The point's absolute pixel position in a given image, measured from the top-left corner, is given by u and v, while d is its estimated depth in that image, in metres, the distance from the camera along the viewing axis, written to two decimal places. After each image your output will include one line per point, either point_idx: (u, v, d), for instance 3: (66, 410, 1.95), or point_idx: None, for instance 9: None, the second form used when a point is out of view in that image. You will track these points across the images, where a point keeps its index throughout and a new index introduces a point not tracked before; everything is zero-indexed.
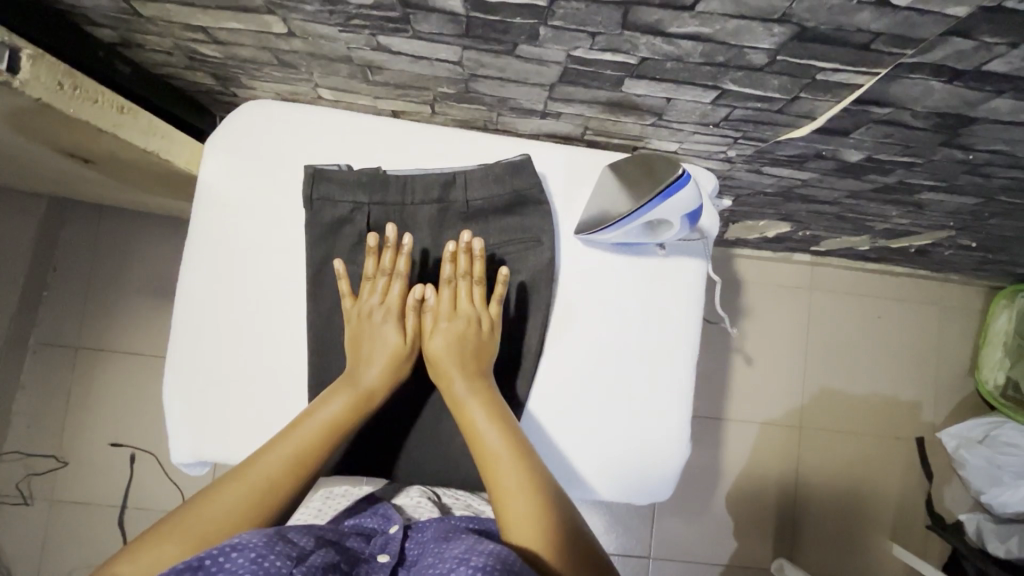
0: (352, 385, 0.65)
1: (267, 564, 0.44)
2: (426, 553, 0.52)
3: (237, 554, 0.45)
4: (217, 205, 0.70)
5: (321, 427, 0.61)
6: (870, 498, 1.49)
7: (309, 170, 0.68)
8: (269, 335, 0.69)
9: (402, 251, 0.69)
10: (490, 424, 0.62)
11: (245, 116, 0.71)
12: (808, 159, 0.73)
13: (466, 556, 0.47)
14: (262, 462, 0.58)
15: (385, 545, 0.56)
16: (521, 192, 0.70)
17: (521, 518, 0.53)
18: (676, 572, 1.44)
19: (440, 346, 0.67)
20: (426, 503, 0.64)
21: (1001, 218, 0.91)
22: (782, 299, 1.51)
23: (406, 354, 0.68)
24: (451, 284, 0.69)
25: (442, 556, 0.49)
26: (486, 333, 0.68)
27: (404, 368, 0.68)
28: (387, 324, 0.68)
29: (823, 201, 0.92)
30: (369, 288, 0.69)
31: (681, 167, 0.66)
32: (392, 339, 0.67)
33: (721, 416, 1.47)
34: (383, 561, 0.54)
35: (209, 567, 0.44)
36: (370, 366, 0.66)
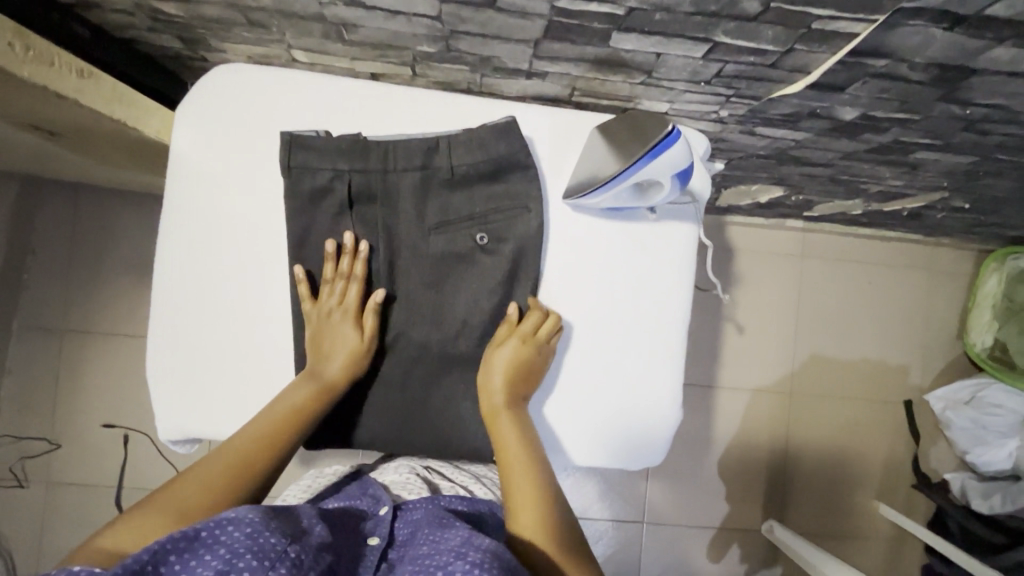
0: (315, 378, 0.65)
1: (263, 541, 0.45)
2: (416, 535, 0.56)
3: (232, 528, 0.45)
4: (193, 176, 0.67)
5: (291, 410, 0.63)
6: (859, 460, 1.52)
7: (285, 137, 0.65)
8: (254, 309, 0.68)
9: (361, 257, 0.67)
10: (518, 437, 0.65)
11: (216, 82, 0.68)
12: (803, 118, 0.71)
13: (463, 550, 0.48)
14: (239, 447, 0.60)
15: (375, 527, 0.59)
16: (508, 156, 0.68)
17: (533, 525, 0.58)
18: (670, 536, 1.47)
19: (501, 359, 0.67)
20: (414, 480, 0.69)
21: (997, 177, 0.89)
22: (774, 266, 1.50)
23: (365, 350, 0.67)
24: (537, 316, 0.68)
25: (433, 544, 0.51)
26: (546, 357, 0.68)
27: (361, 364, 0.67)
28: (346, 323, 0.67)
29: (817, 163, 0.90)
30: (326, 291, 0.67)
31: (670, 124, 0.64)
32: (351, 337, 0.66)
33: (713, 383, 1.48)
34: (373, 543, 0.56)
35: (204, 538, 0.44)
36: (330, 363, 0.65)
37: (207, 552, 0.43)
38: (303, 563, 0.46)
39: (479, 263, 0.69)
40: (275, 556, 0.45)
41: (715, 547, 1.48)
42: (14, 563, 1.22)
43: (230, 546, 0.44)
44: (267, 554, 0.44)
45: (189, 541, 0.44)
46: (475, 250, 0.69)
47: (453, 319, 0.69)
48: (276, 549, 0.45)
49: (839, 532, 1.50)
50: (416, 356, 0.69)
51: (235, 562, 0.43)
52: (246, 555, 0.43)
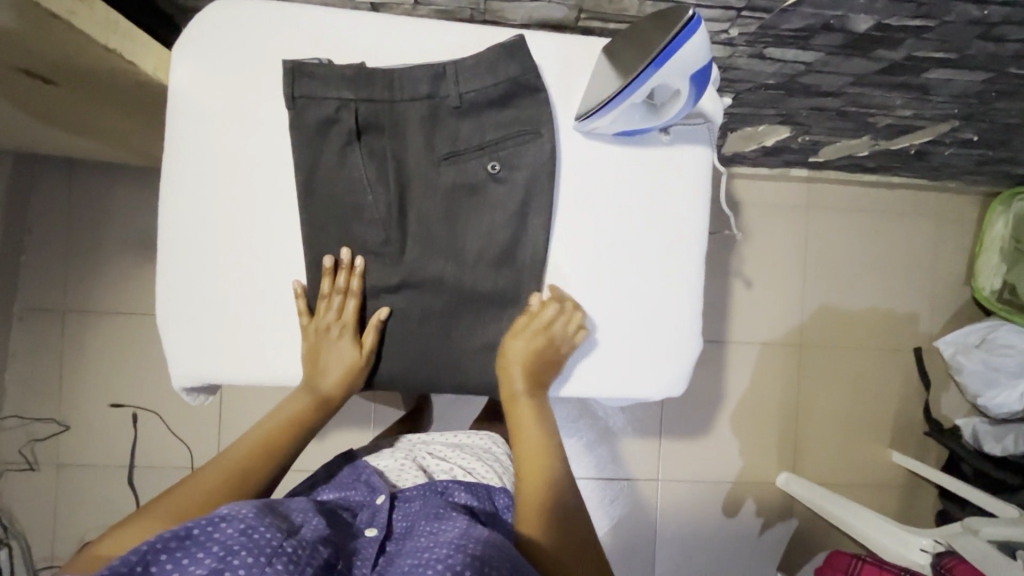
0: (311, 391, 0.69)
1: (257, 536, 0.46)
2: (416, 528, 0.59)
3: (226, 525, 0.47)
4: (195, 113, 0.65)
5: (284, 422, 0.68)
6: (870, 410, 1.52)
7: (287, 66, 0.64)
8: (265, 250, 0.66)
9: (357, 272, 0.67)
10: (535, 422, 0.70)
11: (212, 15, 0.65)
12: (815, 33, 0.70)
13: (462, 542, 0.52)
14: (235, 456, 0.64)
15: (373, 517, 0.63)
16: (517, 79, 0.66)
17: (531, 510, 0.62)
18: (685, 492, 1.47)
19: (516, 353, 0.69)
20: (407, 468, 0.77)
21: (1009, 99, 0.88)
22: (780, 219, 1.49)
23: (361, 364, 0.68)
24: (553, 308, 0.68)
25: (437, 538, 0.54)
26: (561, 353, 0.69)
27: (357, 379, 0.69)
28: (344, 339, 0.67)
29: (826, 92, 0.89)
30: (323, 306, 0.66)
31: (689, 12, 0.58)
32: (348, 353, 0.67)
33: (723, 339, 1.48)
34: (371, 534, 0.60)
35: (197, 535, 0.46)
36: (326, 377, 0.68)
37: (202, 551, 0.45)
38: (299, 558, 0.47)
39: (493, 193, 0.68)
40: (270, 551, 0.46)
41: (731, 502, 1.48)
42: (28, 547, 1.21)
43: (224, 543, 0.45)
44: (262, 549, 0.46)
45: (180, 540, 0.45)
46: (487, 179, 0.67)
47: (469, 251, 0.68)
48: (271, 544, 0.46)
49: (853, 483, 1.50)
50: (434, 293, 0.68)
51: (230, 559, 0.44)
52: (241, 552, 0.45)
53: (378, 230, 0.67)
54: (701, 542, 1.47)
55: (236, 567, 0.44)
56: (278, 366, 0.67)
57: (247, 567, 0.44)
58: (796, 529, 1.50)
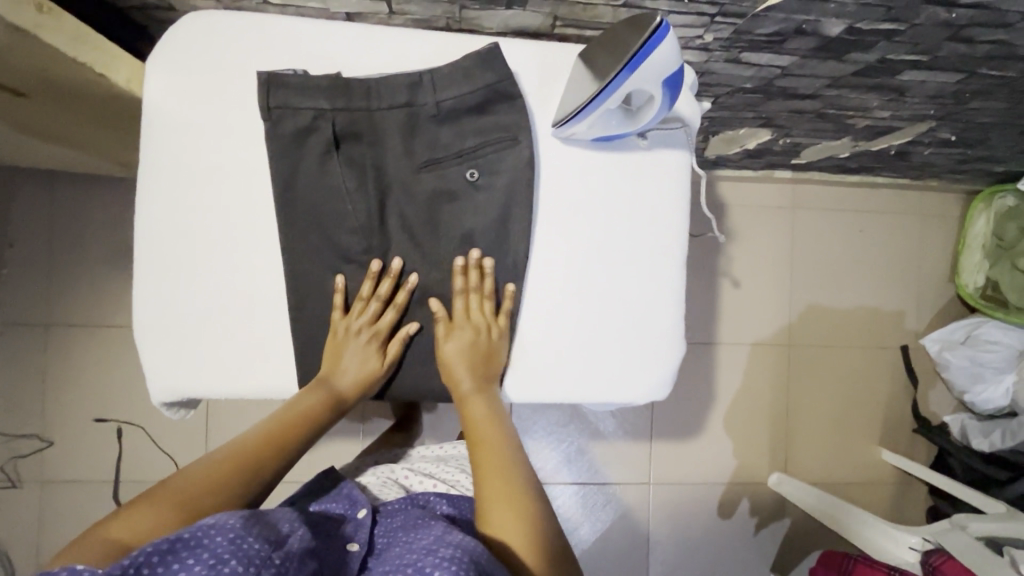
0: (327, 387, 0.67)
1: (247, 546, 0.45)
2: (394, 541, 0.59)
3: (215, 533, 0.44)
4: (171, 126, 0.65)
5: (296, 415, 0.65)
6: (860, 408, 1.53)
7: (262, 76, 0.63)
8: (242, 262, 0.66)
9: (406, 288, 0.68)
10: (490, 417, 0.68)
11: (187, 28, 0.65)
12: (788, 37, 0.70)
13: (434, 546, 0.52)
14: (241, 449, 0.61)
15: (356, 531, 0.63)
16: (494, 86, 0.66)
17: (507, 525, 0.57)
18: (678, 495, 1.47)
19: (451, 352, 0.68)
20: (390, 485, 0.77)
21: (983, 99, 0.90)
22: (766, 220, 1.50)
23: (381, 372, 0.70)
24: (463, 297, 0.68)
25: (412, 546, 0.54)
26: (493, 341, 0.69)
27: (374, 386, 0.70)
28: (371, 346, 0.68)
29: (804, 95, 0.89)
30: (359, 308, 0.68)
31: (656, 18, 0.58)
32: (373, 361, 0.68)
33: (712, 340, 1.49)
34: (354, 549, 0.59)
35: (187, 541, 0.43)
36: (345, 376, 0.68)
37: (194, 557, 0.42)
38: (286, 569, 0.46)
39: (472, 200, 0.68)
40: (259, 562, 0.45)
41: (723, 504, 1.48)
42: (11, 567, 1.19)
43: (214, 551, 0.43)
44: (253, 560, 0.44)
45: (168, 546, 0.42)
46: (467, 187, 0.67)
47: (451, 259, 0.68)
48: (261, 555, 0.45)
49: (845, 481, 1.51)
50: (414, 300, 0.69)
51: (223, 567, 0.42)
52: (232, 560, 0.43)
53: (358, 240, 0.67)
54: (695, 544, 1.47)
55: None
56: (259, 379, 0.67)
57: None
58: (789, 529, 1.50)
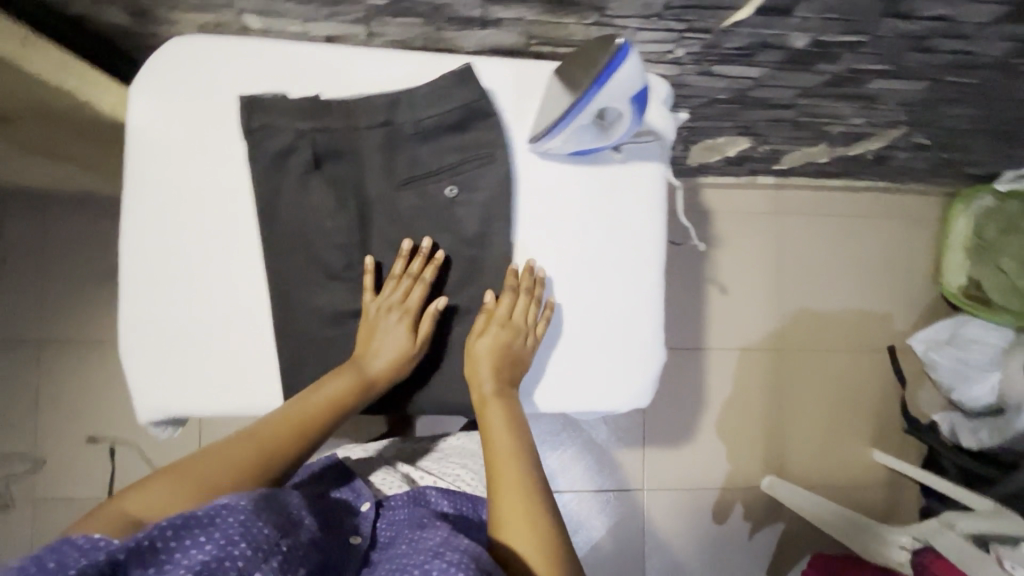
0: (357, 372, 0.66)
1: (256, 530, 0.47)
2: (399, 539, 0.61)
3: (228, 515, 0.47)
4: (154, 149, 0.66)
5: (324, 401, 0.63)
6: (849, 409, 1.54)
7: (244, 99, 0.64)
8: (227, 280, 0.67)
9: (434, 262, 0.68)
10: (507, 427, 0.65)
11: (170, 54, 0.67)
12: (756, 50, 0.72)
13: (440, 550, 0.53)
14: (266, 434, 0.60)
15: (359, 523, 0.67)
16: (470, 104, 0.67)
17: (518, 538, 0.58)
18: (672, 500, 1.48)
19: (483, 350, 0.68)
20: (393, 477, 0.76)
21: (951, 105, 0.92)
22: (751, 225, 1.53)
23: (411, 355, 0.68)
24: (513, 295, 0.68)
25: (418, 546, 0.55)
26: (523, 341, 0.68)
27: (405, 368, 0.67)
28: (402, 324, 0.67)
29: (777, 104, 0.92)
30: (392, 285, 0.68)
31: (619, 40, 0.62)
32: (403, 340, 0.67)
33: (701, 345, 1.51)
34: (356, 540, 0.64)
35: (201, 518, 0.46)
36: (376, 359, 0.66)
37: (205, 535, 0.45)
38: (291, 556, 0.49)
39: (452, 215, 0.69)
40: (266, 547, 0.47)
41: (720, 508, 1.49)
42: None
43: (225, 531, 0.45)
44: (260, 545, 0.46)
45: (184, 521, 0.45)
46: (447, 202, 0.69)
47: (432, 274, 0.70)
48: (268, 541, 0.47)
49: (837, 483, 1.52)
50: None
51: (231, 550, 0.45)
52: (240, 544, 0.45)
53: (340, 257, 0.67)
54: (691, 550, 1.47)
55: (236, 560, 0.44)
56: (245, 396, 0.67)
57: (245, 560, 0.45)
58: (784, 532, 1.50)
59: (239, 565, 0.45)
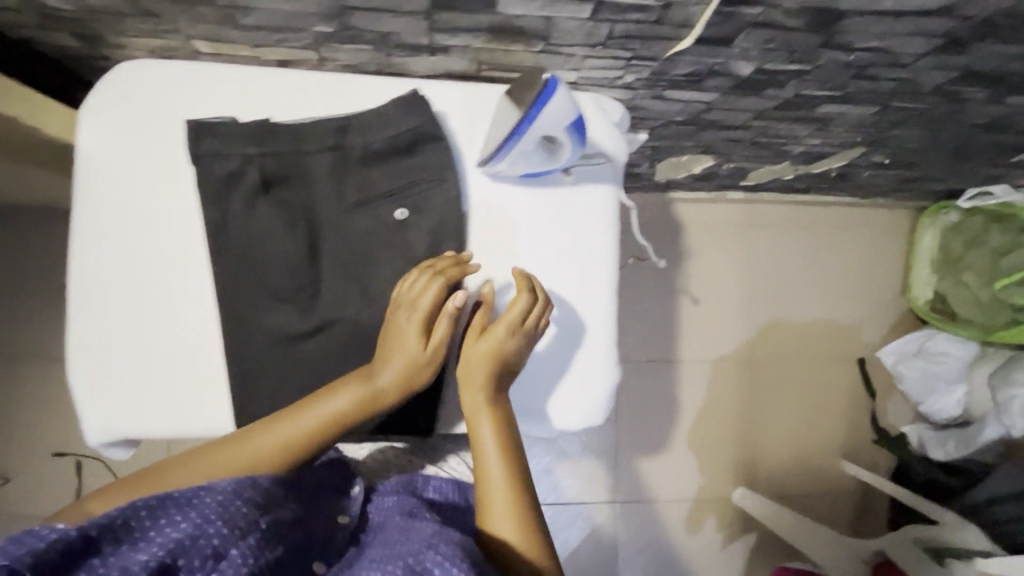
0: (363, 385, 0.64)
1: (232, 509, 0.53)
2: (391, 526, 0.62)
3: (206, 497, 0.53)
4: (102, 173, 0.67)
5: (323, 419, 0.63)
6: (821, 421, 1.56)
7: (191, 125, 0.64)
8: (175, 303, 0.67)
9: (461, 265, 0.67)
10: (505, 437, 0.66)
11: (120, 79, 0.68)
12: (704, 77, 0.74)
13: (434, 541, 0.55)
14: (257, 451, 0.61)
15: (348, 506, 0.67)
16: (418, 130, 0.68)
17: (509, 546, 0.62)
18: (644, 512, 1.48)
19: (483, 353, 0.67)
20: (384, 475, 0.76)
21: (903, 128, 0.94)
22: (723, 239, 1.54)
23: (423, 366, 0.65)
24: (523, 298, 0.68)
25: (411, 537, 0.57)
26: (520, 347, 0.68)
27: (415, 375, 0.65)
28: (416, 326, 0.64)
29: (734, 125, 0.93)
30: (410, 282, 0.66)
31: (548, 74, 0.64)
32: (413, 346, 0.64)
33: (673, 357, 1.52)
34: (343, 522, 0.65)
35: (179, 498, 0.52)
36: (384, 370, 0.64)
37: (181, 516, 0.50)
38: (270, 535, 0.54)
39: (402, 238, 0.69)
40: (245, 526, 0.52)
41: (692, 519, 1.49)
42: None
43: (202, 512, 0.51)
44: (235, 521, 0.52)
45: (159, 502, 0.51)
46: (396, 225, 0.69)
47: (380, 295, 0.68)
48: (246, 519, 0.53)
49: (809, 494, 1.53)
50: (349, 333, 0.68)
51: (207, 529, 0.50)
52: (217, 522, 0.51)
53: (288, 279, 0.67)
54: (663, 562, 1.48)
55: (212, 536, 0.49)
56: (194, 419, 0.67)
57: (222, 536, 0.50)
58: (757, 544, 1.51)
59: (216, 542, 0.50)
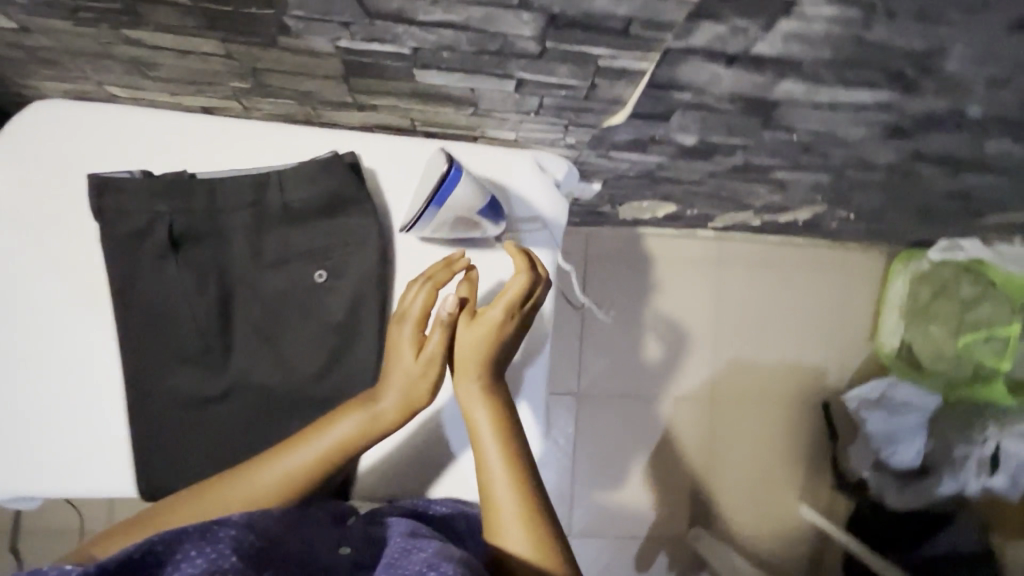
0: (366, 410, 0.62)
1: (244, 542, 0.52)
2: (391, 549, 0.57)
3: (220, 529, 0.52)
4: (4, 221, 0.64)
5: (330, 446, 0.61)
6: (781, 464, 1.54)
7: (94, 180, 0.62)
8: (77, 360, 0.65)
9: (454, 267, 0.65)
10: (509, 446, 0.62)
11: (27, 123, 0.65)
12: (647, 143, 0.71)
13: (436, 559, 0.52)
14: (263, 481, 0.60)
15: (347, 535, 0.60)
16: (340, 191, 0.65)
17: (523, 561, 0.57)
18: (597, 549, 1.47)
19: (469, 352, 0.63)
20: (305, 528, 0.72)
21: (863, 192, 0.91)
22: (693, 274, 1.52)
23: (418, 378, 0.63)
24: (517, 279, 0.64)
25: (410, 559, 0.53)
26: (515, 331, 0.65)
27: (413, 390, 0.63)
28: (411, 338, 0.63)
29: (689, 181, 0.90)
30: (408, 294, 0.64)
31: (447, 163, 0.62)
32: (407, 358, 0.63)
33: (635, 393, 1.50)
34: (343, 553, 0.59)
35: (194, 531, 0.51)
36: (386, 393, 0.62)
37: (197, 550, 0.49)
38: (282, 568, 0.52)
39: (321, 302, 0.66)
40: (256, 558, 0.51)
41: (642, 557, 1.48)
42: None
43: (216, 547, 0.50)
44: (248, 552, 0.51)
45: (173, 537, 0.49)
46: (315, 288, 0.66)
47: (294, 359, 0.66)
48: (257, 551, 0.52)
49: (764, 537, 1.52)
50: (259, 399, 0.65)
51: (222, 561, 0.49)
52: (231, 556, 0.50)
53: (196, 340, 0.64)
54: None
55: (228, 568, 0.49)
56: (92, 482, 0.65)
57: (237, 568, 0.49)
58: None
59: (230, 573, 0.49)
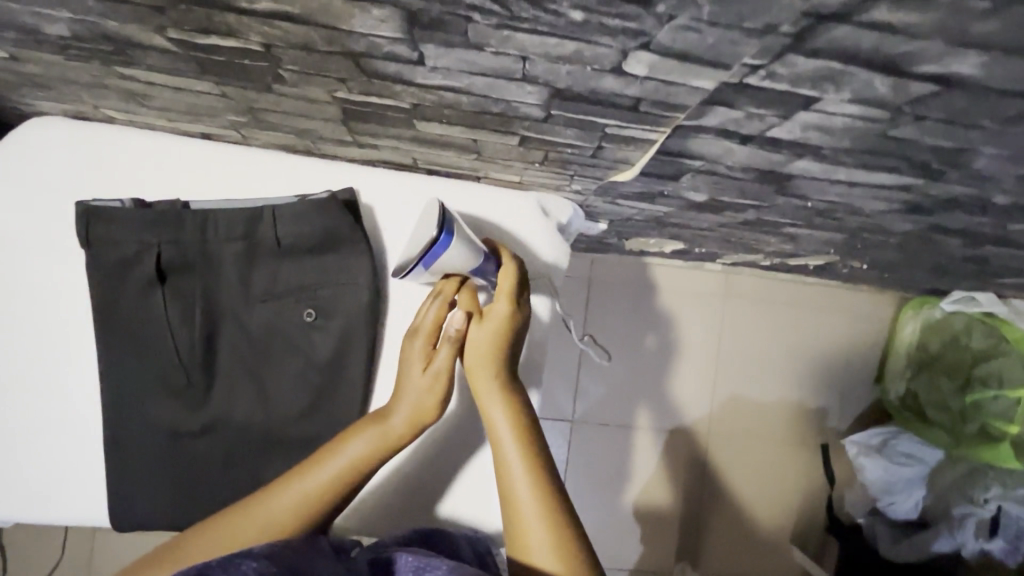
0: (376, 428, 0.60)
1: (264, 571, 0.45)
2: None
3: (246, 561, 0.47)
4: None
5: (343, 467, 0.59)
6: (775, 504, 1.51)
7: (82, 209, 0.61)
8: (56, 387, 0.64)
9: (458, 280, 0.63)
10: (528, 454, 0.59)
11: (18, 143, 0.63)
12: (656, 196, 0.69)
13: None
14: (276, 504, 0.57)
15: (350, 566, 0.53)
16: (334, 229, 0.63)
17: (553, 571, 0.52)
18: None
19: (474, 360, 0.62)
20: None
21: (877, 249, 0.88)
22: (697, 306, 1.49)
23: (426, 395, 0.62)
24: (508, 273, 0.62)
25: None
26: (521, 331, 0.64)
27: (423, 408, 0.62)
28: (422, 354, 0.62)
29: (699, 228, 0.87)
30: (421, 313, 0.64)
31: (442, 226, 0.57)
32: (416, 374, 0.62)
33: (631, 424, 1.48)
34: None
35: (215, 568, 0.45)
36: (395, 411, 0.61)
37: None
38: None
39: (308, 341, 0.65)
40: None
41: None
42: None
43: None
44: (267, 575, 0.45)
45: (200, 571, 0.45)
46: (303, 326, 0.64)
47: (278, 397, 0.64)
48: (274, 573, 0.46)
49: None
50: (237, 436, 0.64)
51: None
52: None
53: (179, 373, 0.63)
54: None
55: None
56: (64, 510, 0.64)
57: None
58: None
59: None
